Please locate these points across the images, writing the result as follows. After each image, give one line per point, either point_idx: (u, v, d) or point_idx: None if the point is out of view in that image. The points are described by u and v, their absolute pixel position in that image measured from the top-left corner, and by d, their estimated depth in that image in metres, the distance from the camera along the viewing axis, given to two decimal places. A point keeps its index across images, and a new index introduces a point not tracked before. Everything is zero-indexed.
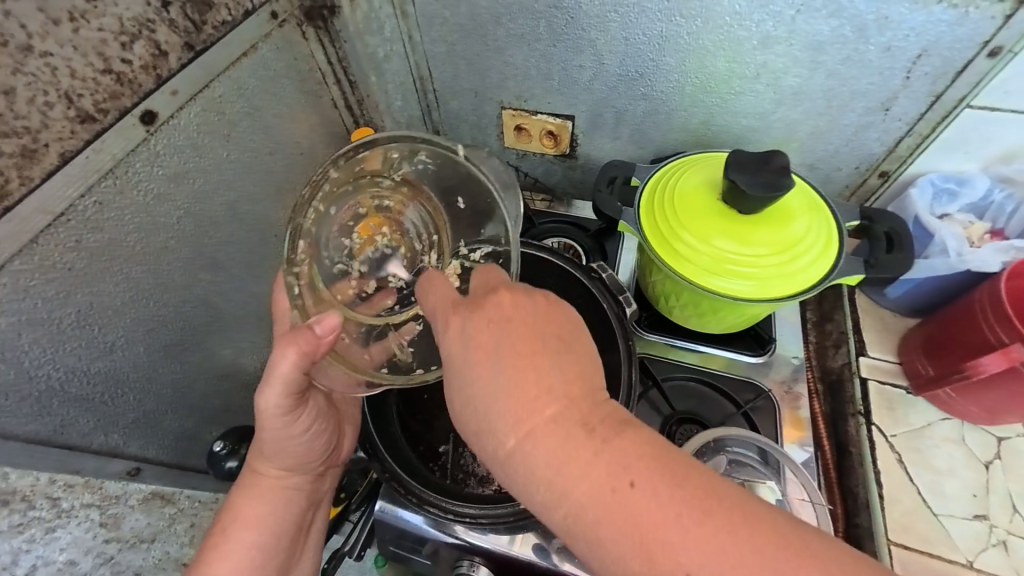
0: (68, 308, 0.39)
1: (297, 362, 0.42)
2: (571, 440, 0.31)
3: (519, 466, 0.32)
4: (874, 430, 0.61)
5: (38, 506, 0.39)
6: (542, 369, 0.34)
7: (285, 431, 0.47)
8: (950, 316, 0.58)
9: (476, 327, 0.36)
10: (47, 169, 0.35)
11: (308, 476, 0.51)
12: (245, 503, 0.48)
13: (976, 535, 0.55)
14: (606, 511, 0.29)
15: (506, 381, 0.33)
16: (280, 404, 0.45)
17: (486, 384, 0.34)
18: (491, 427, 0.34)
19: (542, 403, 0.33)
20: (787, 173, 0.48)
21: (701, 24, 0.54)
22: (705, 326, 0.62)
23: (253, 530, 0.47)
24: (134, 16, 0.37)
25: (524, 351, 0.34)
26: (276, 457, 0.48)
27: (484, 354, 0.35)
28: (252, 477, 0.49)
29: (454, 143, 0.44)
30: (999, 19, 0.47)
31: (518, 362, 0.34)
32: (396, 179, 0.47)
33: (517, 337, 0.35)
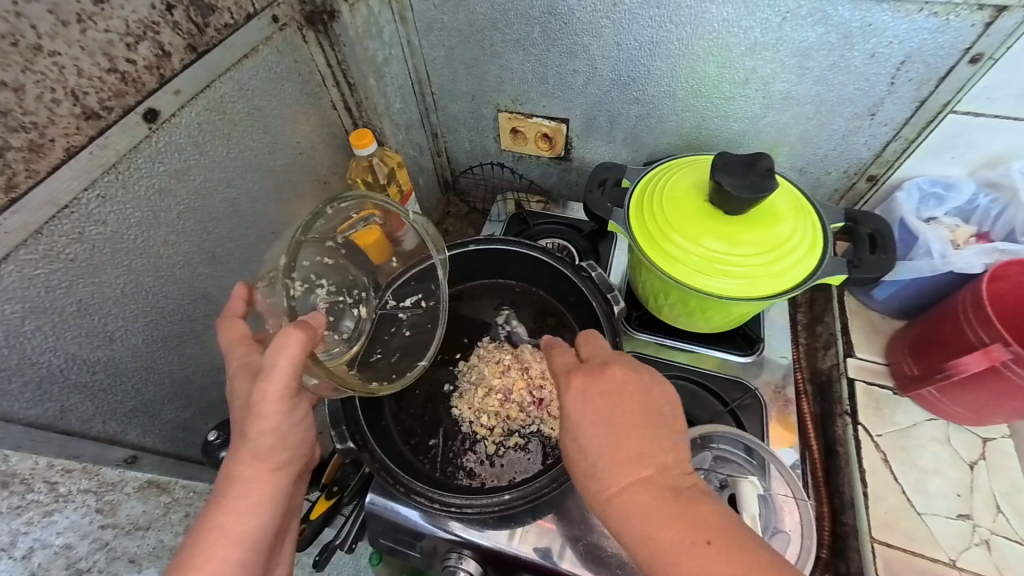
0: (71, 297, 0.40)
1: (299, 351, 0.41)
2: (671, 504, 0.36)
3: (615, 515, 0.38)
4: (861, 429, 0.61)
5: (37, 489, 0.40)
6: (639, 441, 0.39)
7: (288, 418, 0.44)
8: (935, 317, 0.59)
9: (594, 398, 0.40)
10: (54, 163, 0.37)
11: (297, 476, 0.48)
12: (230, 515, 0.43)
13: (959, 533, 0.55)
14: (694, 568, 0.34)
15: (617, 446, 0.39)
16: (283, 394, 0.43)
17: (597, 444, 0.39)
18: (597, 476, 0.39)
19: (642, 466, 0.38)
20: (772, 175, 0.49)
21: (691, 30, 0.55)
22: (694, 325, 0.63)
23: (238, 544, 0.43)
24: (140, 18, 0.39)
25: (627, 426, 0.39)
26: (265, 457, 0.44)
27: (598, 418, 0.40)
28: (237, 482, 0.44)
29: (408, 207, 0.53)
30: (980, 26, 0.48)
31: (621, 434, 0.39)
32: (337, 241, 0.55)
33: (626, 409, 0.40)
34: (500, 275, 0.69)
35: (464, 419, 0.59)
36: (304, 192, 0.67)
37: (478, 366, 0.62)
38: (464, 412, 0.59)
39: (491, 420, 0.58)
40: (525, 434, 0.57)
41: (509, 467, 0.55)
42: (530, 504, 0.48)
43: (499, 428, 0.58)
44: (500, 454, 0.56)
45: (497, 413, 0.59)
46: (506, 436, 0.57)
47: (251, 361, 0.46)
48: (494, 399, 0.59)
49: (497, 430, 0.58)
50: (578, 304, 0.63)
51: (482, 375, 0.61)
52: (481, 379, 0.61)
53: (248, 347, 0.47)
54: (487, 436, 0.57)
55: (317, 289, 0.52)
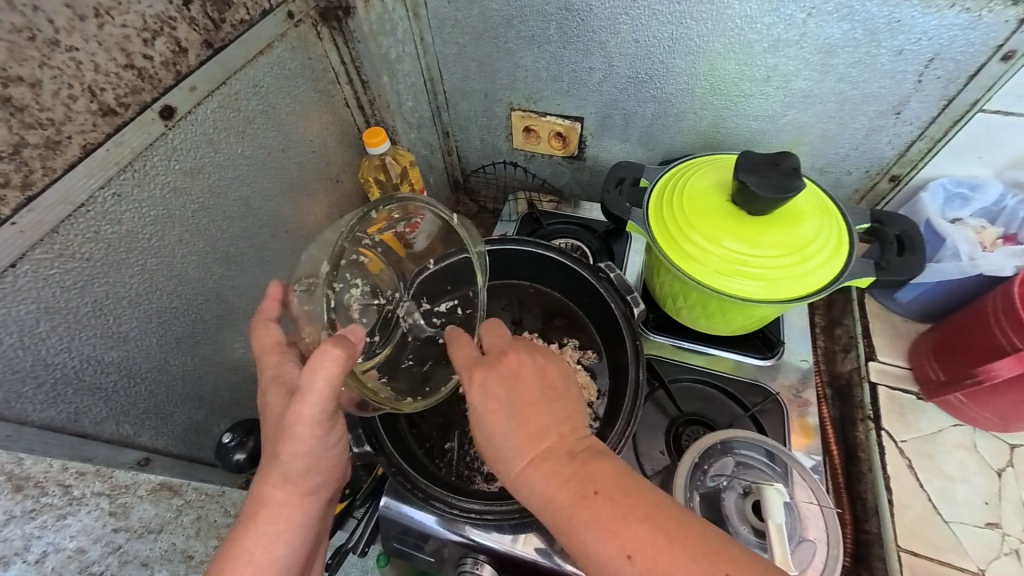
0: (85, 297, 0.40)
1: (335, 371, 0.39)
2: (562, 466, 0.38)
3: (522, 487, 0.39)
4: (883, 435, 0.60)
5: (51, 493, 0.39)
6: (539, 412, 0.40)
7: (321, 444, 0.43)
8: (962, 321, 0.57)
9: (491, 382, 0.41)
10: (69, 161, 0.36)
11: (327, 500, 0.47)
12: (260, 542, 0.42)
13: (987, 543, 0.54)
14: (596, 523, 0.34)
15: (513, 419, 0.40)
16: (317, 419, 0.41)
17: (499, 422, 0.40)
18: (501, 455, 0.40)
19: (538, 437, 0.39)
20: (798, 175, 0.48)
21: (712, 26, 0.54)
22: (713, 328, 0.62)
23: (269, 571, 0.42)
24: (157, 13, 0.39)
25: (524, 405, 0.40)
26: (296, 479, 0.43)
27: (496, 400, 0.41)
28: (267, 508, 0.43)
29: (450, 211, 0.52)
30: (1013, 23, 0.47)
31: (519, 412, 0.40)
32: (374, 239, 0.54)
33: (521, 392, 0.41)
34: (515, 276, 0.68)
35: None
36: (315, 191, 0.66)
37: None
38: None
39: None
40: None
41: None
42: None
43: None
44: None
45: None
46: None
47: (283, 373, 0.44)
48: None
49: None
50: (594, 306, 0.62)
51: None
52: None
53: (281, 355, 0.46)
54: None
55: (351, 289, 0.51)
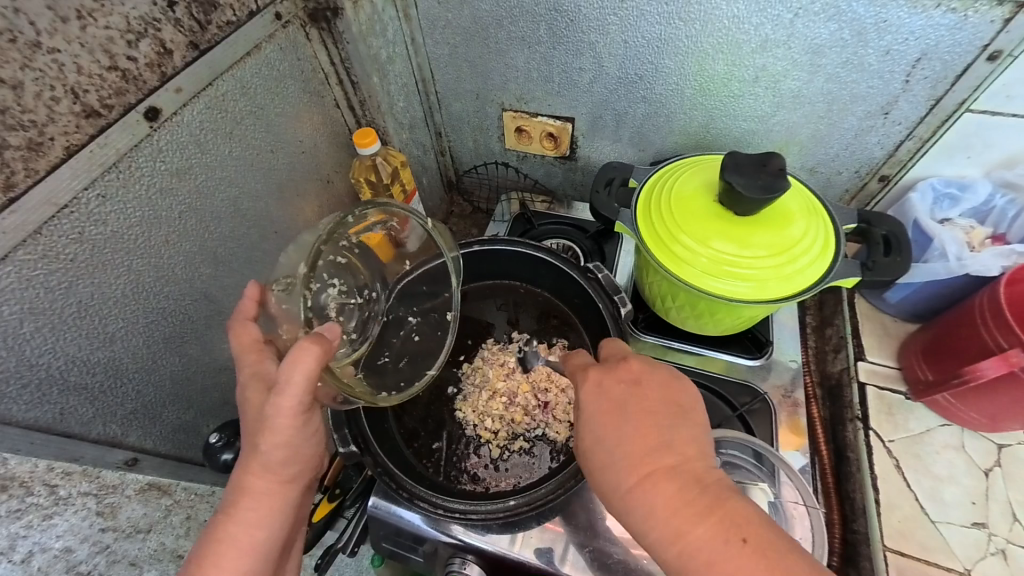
0: (70, 298, 0.40)
1: (312, 365, 0.40)
2: (686, 492, 0.36)
3: (632, 504, 0.38)
4: (872, 435, 0.60)
5: (36, 492, 0.39)
6: (659, 429, 0.39)
7: (300, 434, 0.43)
8: (950, 321, 0.57)
9: (610, 387, 0.42)
10: (53, 162, 0.36)
11: (306, 487, 0.47)
12: (241, 526, 0.42)
13: (974, 543, 0.54)
14: (722, 560, 0.33)
15: (632, 433, 0.39)
16: (295, 413, 0.42)
17: (614, 432, 0.40)
18: (613, 467, 0.39)
19: (658, 454, 0.38)
20: (784, 175, 0.48)
21: (700, 27, 0.54)
22: (702, 328, 0.62)
23: (248, 554, 0.42)
24: (141, 15, 0.39)
25: (643, 411, 0.40)
26: (276, 469, 0.44)
27: (612, 409, 0.41)
28: (247, 495, 0.43)
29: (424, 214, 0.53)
30: (999, 23, 0.47)
31: (638, 418, 0.40)
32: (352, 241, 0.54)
33: (641, 399, 0.41)
34: (506, 277, 0.68)
35: (467, 422, 0.58)
36: (306, 191, 0.66)
37: (481, 368, 0.62)
38: (468, 415, 0.58)
39: (495, 423, 0.57)
40: (529, 438, 0.57)
41: (512, 471, 0.55)
42: (536, 510, 0.47)
43: (503, 432, 0.57)
44: (504, 458, 0.56)
45: (501, 416, 0.58)
46: (510, 440, 0.57)
47: (263, 370, 0.45)
48: (497, 402, 0.58)
49: (502, 434, 0.57)
50: (584, 306, 0.62)
51: (486, 377, 0.61)
52: (484, 381, 0.61)
53: (261, 354, 0.46)
54: (491, 440, 0.57)
55: (328, 289, 0.51)
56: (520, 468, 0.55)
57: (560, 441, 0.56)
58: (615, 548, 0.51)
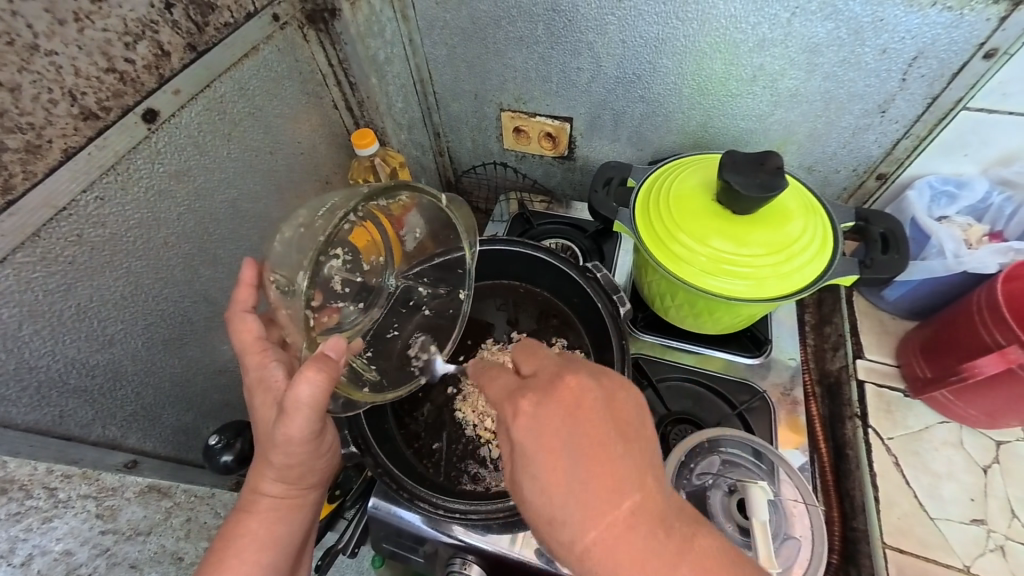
0: (69, 300, 0.40)
1: (320, 391, 0.40)
2: (655, 541, 0.31)
3: (597, 563, 0.31)
4: (871, 432, 0.60)
5: (35, 495, 0.39)
6: (610, 469, 0.33)
7: (313, 450, 0.45)
8: (949, 318, 0.57)
9: (548, 418, 0.34)
10: (51, 164, 0.36)
11: (322, 491, 0.50)
12: (261, 525, 0.45)
13: (973, 540, 0.54)
14: None
15: (583, 477, 0.32)
16: (304, 437, 0.43)
17: (561, 477, 0.33)
18: (567, 518, 0.32)
19: (615, 501, 0.32)
20: (782, 174, 0.48)
21: (697, 26, 0.54)
22: (701, 326, 0.62)
23: (269, 550, 0.45)
24: (138, 17, 0.39)
25: (592, 447, 0.33)
26: (290, 479, 0.46)
27: (555, 445, 0.34)
28: (265, 499, 0.46)
29: (440, 193, 0.49)
30: (994, 21, 0.47)
31: (587, 456, 0.33)
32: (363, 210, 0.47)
33: (587, 432, 0.34)
34: (506, 276, 0.68)
35: (468, 422, 0.58)
36: (305, 192, 0.66)
37: None
38: (468, 415, 0.58)
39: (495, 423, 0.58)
40: None
41: None
42: None
43: None
44: None
45: None
46: None
47: (266, 375, 0.45)
48: None
49: None
50: (583, 305, 0.62)
51: None
52: None
53: (263, 354, 0.46)
54: (491, 440, 0.57)
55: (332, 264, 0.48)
56: None
57: None
58: None
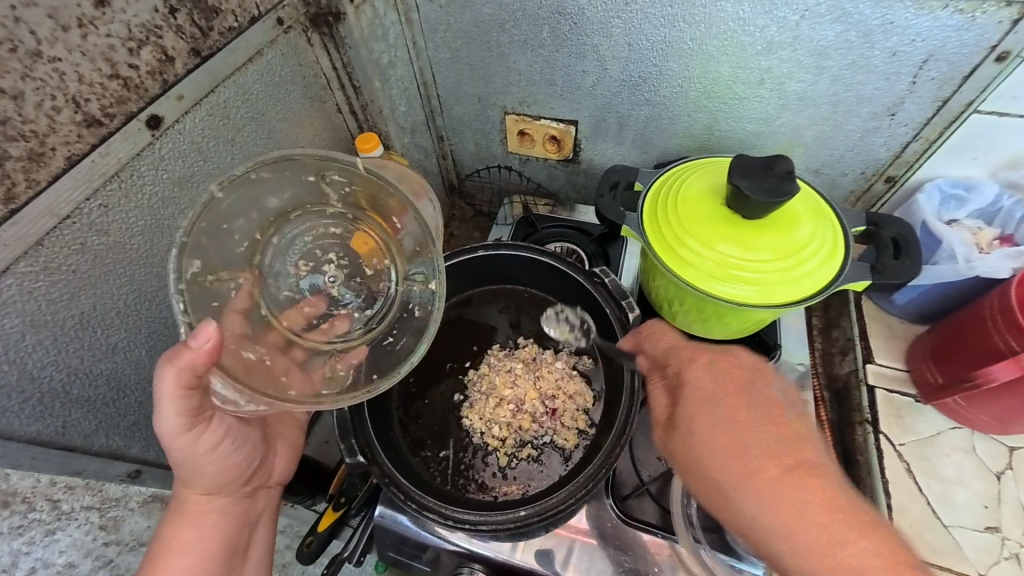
0: (72, 309, 0.39)
1: (176, 381, 0.39)
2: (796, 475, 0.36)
3: (737, 493, 0.37)
4: (881, 438, 0.60)
5: (39, 508, 0.39)
6: (751, 412, 0.40)
7: (192, 452, 0.44)
8: (959, 323, 0.57)
9: (697, 373, 0.44)
10: (54, 172, 0.35)
11: (233, 496, 0.49)
12: (171, 533, 0.46)
13: (986, 547, 0.54)
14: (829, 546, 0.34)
15: (726, 412, 0.40)
16: (176, 436, 0.42)
17: (706, 415, 0.40)
18: (708, 448, 0.39)
19: (758, 436, 0.38)
20: (791, 178, 0.47)
21: (704, 29, 0.54)
22: (708, 331, 0.61)
23: (182, 556, 0.46)
24: (142, 23, 0.38)
25: (738, 397, 0.41)
26: (200, 483, 0.47)
27: (705, 392, 0.42)
28: (175, 505, 0.47)
29: (350, 156, 0.47)
30: (1007, 23, 0.46)
31: (730, 402, 0.41)
32: (338, 205, 0.51)
33: (731, 384, 0.42)
34: (510, 281, 0.67)
35: (474, 430, 0.58)
36: None
37: (488, 376, 0.61)
38: (474, 422, 0.58)
39: (502, 430, 0.57)
40: (538, 445, 0.56)
41: (521, 479, 0.54)
42: (546, 520, 0.47)
43: (511, 439, 0.57)
44: (512, 466, 0.55)
45: (508, 423, 0.58)
46: (518, 447, 0.56)
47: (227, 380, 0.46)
48: (504, 409, 0.58)
49: (509, 441, 0.57)
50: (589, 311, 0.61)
51: (492, 385, 0.60)
52: (491, 389, 0.60)
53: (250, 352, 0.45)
54: (498, 448, 0.56)
55: (325, 266, 0.50)
56: (529, 476, 0.54)
57: (568, 448, 0.56)
58: (624, 557, 0.51)
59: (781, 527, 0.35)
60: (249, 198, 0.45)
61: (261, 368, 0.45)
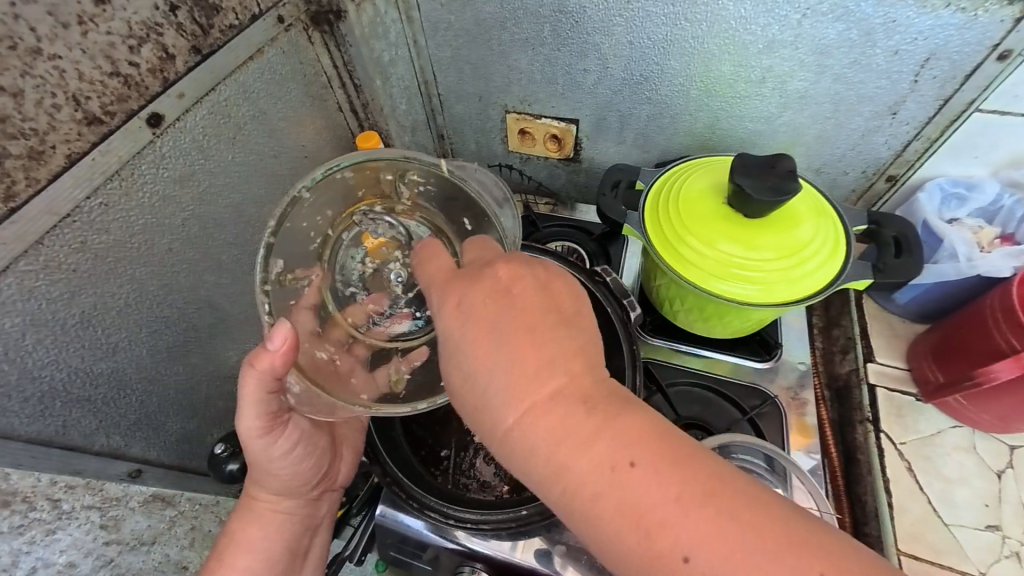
0: (72, 309, 0.39)
1: (259, 385, 0.42)
2: (584, 417, 0.31)
3: (517, 445, 0.32)
4: (883, 437, 0.60)
5: (39, 507, 0.39)
6: (538, 351, 0.33)
7: (266, 455, 0.47)
8: (960, 322, 0.57)
9: (475, 300, 0.35)
10: (54, 170, 0.35)
11: (301, 500, 0.52)
12: (241, 529, 0.49)
13: (988, 546, 0.54)
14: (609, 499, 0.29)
15: (506, 350, 0.33)
16: (253, 437, 0.46)
17: (485, 354, 0.33)
18: (489, 400, 0.33)
19: (541, 380, 0.32)
20: (793, 177, 0.47)
21: (706, 28, 0.53)
22: (710, 330, 0.61)
23: (248, 554, 0.48)
24: (142, 20, 0.38)
25: (523, 327, 0.34)
26: (270, 484, 0.50)
27: (483, 326, 0.34)
28: (248, 501, 0.50)
29: (438, 158, 0.46)
30: (1008, 22, 0.46)
31: (511, 335, 0.33)
32: (408, 203, 0.48)
33: (519, 314, 0.34)
34: None
35: None
36: None
37: None
38: None
39: None
40: None
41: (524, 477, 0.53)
42: (547, 520, 0.47)
43: None
44: None
45: None
46: None
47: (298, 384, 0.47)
48: None
49: None
50: None
51: None
52: None
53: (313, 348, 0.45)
54: None
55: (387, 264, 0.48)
56: None
57: None
58: None
59: (626, 457, 0.29)
60: (328, 195, 0.45)
61: (332, 367, 0.46)
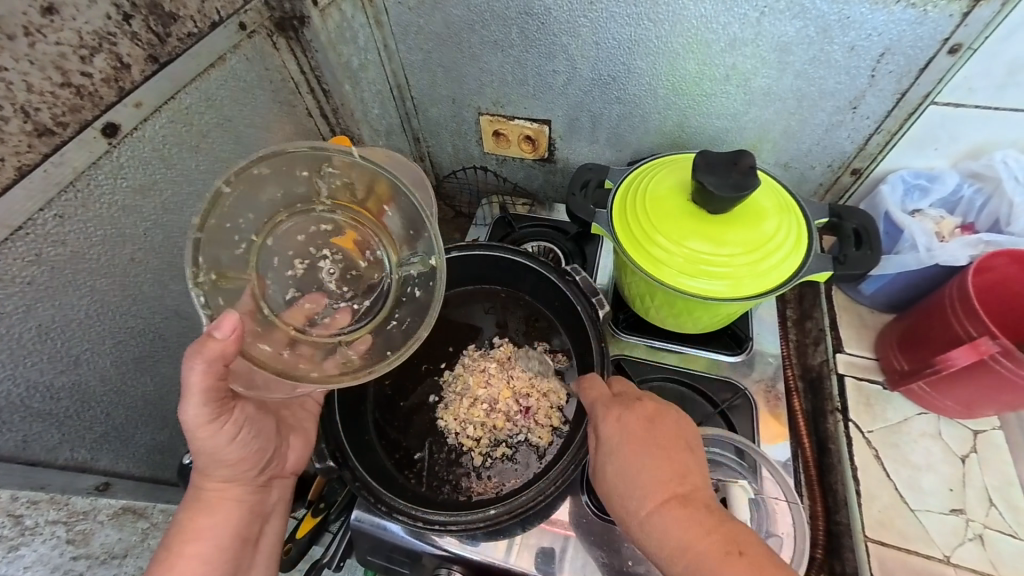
0: (29, 322, 0.39)
1: (205, 370, 0.41)
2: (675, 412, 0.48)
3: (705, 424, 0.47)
4: (852, 426, 0.61)
5: (0, 523, 0.39)
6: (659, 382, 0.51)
7: (214, 441, 0.45)
8: (924, 311, 0.58)
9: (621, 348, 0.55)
10: (4, 183, 0.35)
11: (250, 488, 0.49)
12: (189, 518, 0.47)
13: (952, 530, 0.55)
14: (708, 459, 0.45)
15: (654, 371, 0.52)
16: (199, 420, 0.43)
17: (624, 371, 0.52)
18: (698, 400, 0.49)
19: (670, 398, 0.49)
20: (754, 173, 0.48)
21: (669, 27, 0.54)
22: (681, 326, 0.62)
23: (198, 543, 0.46)
24: (94, 29, 0.38)
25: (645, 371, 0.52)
26: (217, 471, 0.47)
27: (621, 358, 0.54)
28: (194, 491, 0.48)
29: (347, 146, 0.48)
30: (957, 17, 0.48)
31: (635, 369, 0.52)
32: (326, 202, 0.52)
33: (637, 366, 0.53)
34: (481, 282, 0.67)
35: (449, 431, 0.58)
36: None
37: (463, 377, 0.61)
38: (450, 423, 0.58)
39: (478, 430, 0.57)
40: (512, 444, 0.56)
41: (497, 479, 0.54)
42: (516, 518, 0.48)
43: (486, 439, 0.57)
44: (487, 466, 0.55)
45: (483, 423, 0.58)
46: (492, 447, 0.56)
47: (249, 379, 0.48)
48: (479, 409, 0.58)
49: (484, 441, 0.57)
50: (564, 309, 0.62)
51: (467, 385, 0.60)
52: (466, 389, 0.60)
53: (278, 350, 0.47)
54: (474, 448, 0.57)
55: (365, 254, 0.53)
56: (506, 476, 0.54)
57: (543, 446, 0.56)
58: (601, 552, 0.52)
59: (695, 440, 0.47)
60: (245, 199, 0.45)
61: (280, 360, 0.46)
